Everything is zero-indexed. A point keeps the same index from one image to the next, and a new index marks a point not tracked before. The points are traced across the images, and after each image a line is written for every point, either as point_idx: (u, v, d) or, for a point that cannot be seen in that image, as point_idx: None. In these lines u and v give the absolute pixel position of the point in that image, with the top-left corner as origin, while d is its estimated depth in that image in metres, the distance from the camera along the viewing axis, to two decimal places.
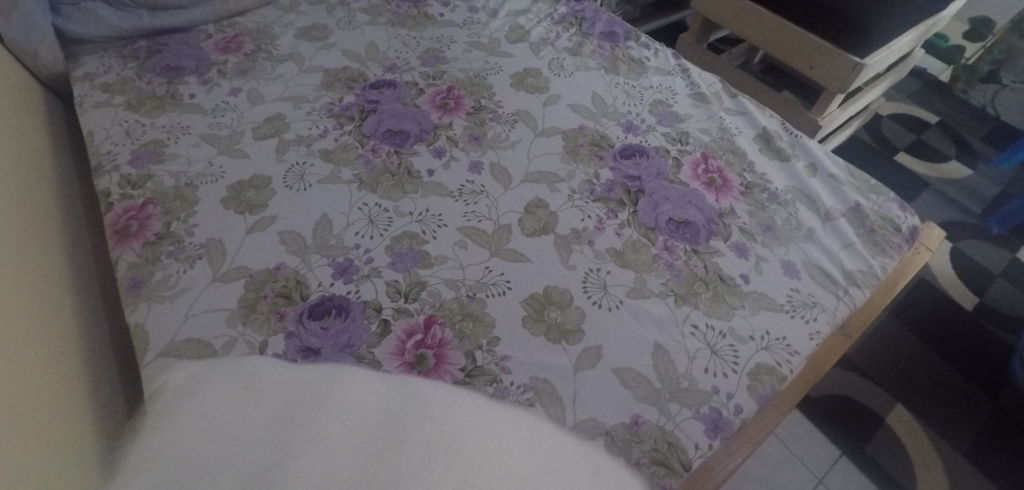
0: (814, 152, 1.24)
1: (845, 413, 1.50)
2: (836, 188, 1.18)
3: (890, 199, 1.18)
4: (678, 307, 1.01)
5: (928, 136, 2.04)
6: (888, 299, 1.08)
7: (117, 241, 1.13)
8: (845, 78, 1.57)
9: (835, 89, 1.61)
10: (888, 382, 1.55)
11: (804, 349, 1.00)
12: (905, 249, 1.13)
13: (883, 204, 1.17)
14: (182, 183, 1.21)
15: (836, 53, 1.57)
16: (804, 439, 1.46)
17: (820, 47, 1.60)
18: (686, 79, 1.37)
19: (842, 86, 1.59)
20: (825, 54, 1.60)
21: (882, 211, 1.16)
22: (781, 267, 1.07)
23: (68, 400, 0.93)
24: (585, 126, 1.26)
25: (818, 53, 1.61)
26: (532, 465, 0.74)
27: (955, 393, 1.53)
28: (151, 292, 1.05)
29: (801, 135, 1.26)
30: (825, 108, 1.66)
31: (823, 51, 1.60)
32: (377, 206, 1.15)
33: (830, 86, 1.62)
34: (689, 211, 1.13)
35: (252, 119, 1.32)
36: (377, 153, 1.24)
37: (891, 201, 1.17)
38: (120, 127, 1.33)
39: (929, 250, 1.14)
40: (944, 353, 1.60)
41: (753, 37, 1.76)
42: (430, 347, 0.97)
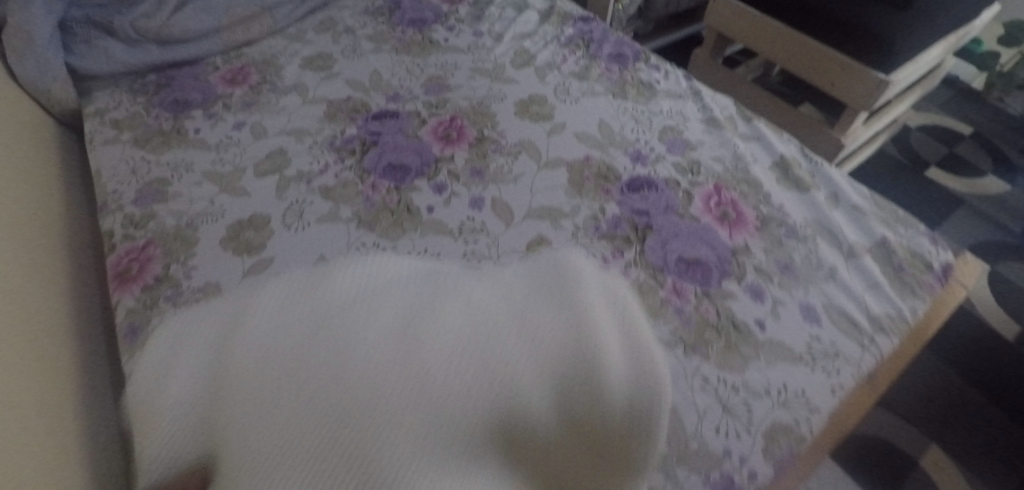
0: (837, 181, 1.20)
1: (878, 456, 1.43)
2: (862, 222, 1.15)
3: (920, 233, 1.15)
4: (686, 358, 0.98)
5: (961, 149, 2.01)
6: (920, 345, 1.06)
7: (117, 285, 1.10)
8: (868, 96, 1.51)
9: (858, 108, 1.55)
10: (921, 421, 1.49)
11: (825, 406, 0.95)
12: (938, 290, 1.09)
13: (913, 238, 1.14)
14: (183, 223, 1.18)
15: (857, 71, 1.51)
16: (830, 481, 1.39)
17: (840, 64, 1.54)
18: (699, 102, 1.34)
19: (865, 104, 1.53)
20: (845, 71, 1.54)
21: (911, 246, 1.13)
22: (800, 311, 1.03)
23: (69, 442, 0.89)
24: (591, 156, 1.23)
25: (840, 69, 1.54)
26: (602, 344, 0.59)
27: (989, 430, 1.48)
28: (149, 339, 1.03)
29: (822, 162, 1.24)
30: (849, 125, 1.59)
31: (845, 67, 1.53)
32: (375, 246, 1.12)
33: (853, 104, 1.56)
34: (701, 249, 1.10)
35: (255, 154, 1.30)
36: (377, 189, 1.21)
37: (920, 236, 1.14)
38: (126, 165, 1.31)
39: (964, 288, 1.12)
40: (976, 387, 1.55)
41: (770, 53, 1.70)
42: None
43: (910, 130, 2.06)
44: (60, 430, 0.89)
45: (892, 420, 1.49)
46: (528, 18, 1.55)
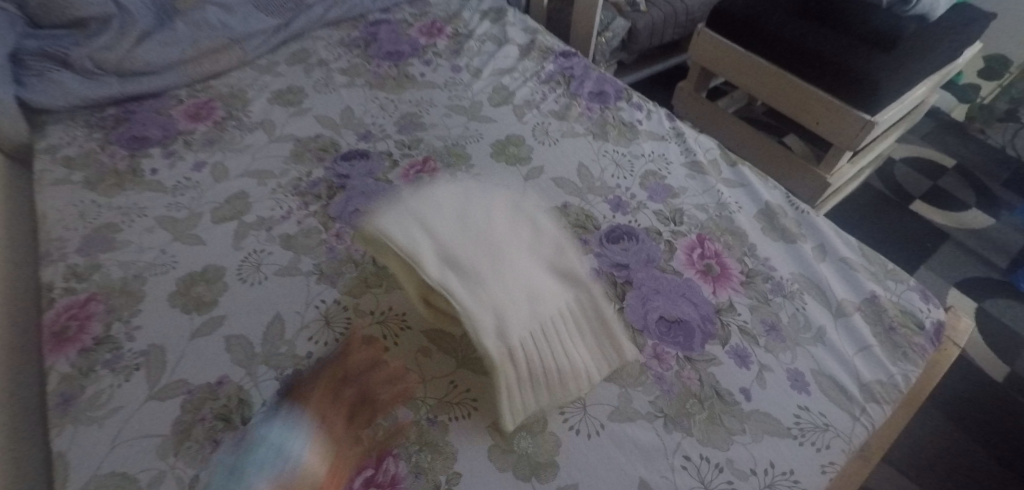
0: (823, 230, 1.12)
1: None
2: (851, 275, 1.06)
3: (911, 287, 1.05)
4: (668, 433, 0.90)
5: (944, 183, 1.84)
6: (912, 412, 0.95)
7: (51, 347, 1.01)
8: (855, 135, 1.44)
9: (844, 147, 1.48)
10: (928, 480, 1.31)
11: (814, 487, 0.87)
12: (931, 351, 0.99)
13: (903, 293, 1.04)
14: (130, 275, 1.09)
15: (843, 110, 1.44)
16: None
17: (826, 103, 1.47)
18: (681, 144, 1.27)
19: (852, 144, 1.46)
20: (831, 110, 1.47)
21: (902, 302, 1.03)
22: (787, 378, 0.95)
23: None
24: (569, 204, 1.15)
25: (825, 108, 1.48)
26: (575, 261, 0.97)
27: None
28: (81, 412, 0.94)
29: (807, 209, 1.15)
30: (834, 165, 1.53)
31: (830, 106, 1.47)
32: (335, 304, 1.04)
33: (839, 143, 1.49)
34: (683, 307, 1.01)
35: (213, 199, 1.20)
36: (342, 238, 1.13)
37: (912, 290, 1.05)
38: (74, 209, 1.19)
39: (959, 347, 1.00)
40: (990, 443, 1.36)
41: (753, 88, 1.64)
42: (381, 486, 0.86)
43: (893, 162, 1.89)
44: None
45: (896, 480, 1.32)
46: (509, 52, 1.48)
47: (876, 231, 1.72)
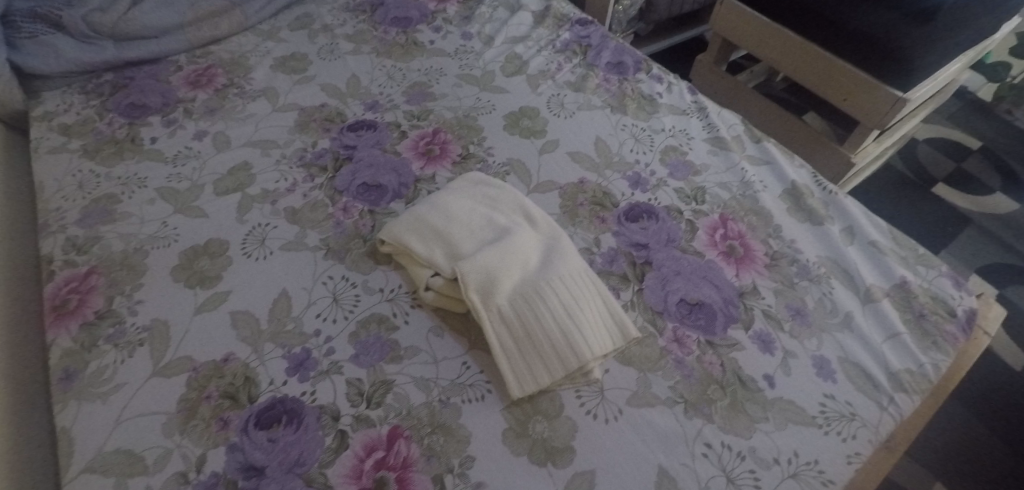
0: (851, 212, 1.09)
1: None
2: (879, 259, 1.04)
3: (942, 273, 1.03)
4: (688, 419, 0.87)
5: (970, 165, 1.79)
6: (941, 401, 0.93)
7: (52, 320, 0.98)
8: (884, 114, 1.40)
9: (871, 125, 1.44)
10: (943, 470, 1.29)
11: (840, 477, 0.85)
12: (962, 340, 0.97)
13: (934, 279, 1.02)
14: (131, 248, 1.05)
15: (873, 86, 1.40)
16: None
17: (855, 78, 1.43)
18: (704, 119, 1.22)
19: (880, 122, 1.42)
20: (860, 87, 1.43)
21: (932, 289, 1.01)
22: (812, 365, 0.92)
23: None
24: (585, 180, 1.11)
25: (854, 84, 1.44)
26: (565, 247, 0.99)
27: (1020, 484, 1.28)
28: (83, 387, 0.91)
29: (835, 190, 1.12)
30: (860, 143, 1.48)
31: (859, 82, 1.42)
32: (344, 280, 1.00)
33: (865, 121, 1.45)
34: (704, 289, 0.98)
35: (215, 169, 1.16)
36: (349, 212, 1.09)
37: (943, 276, 1.02)
38: (72, 179, 1.15)
39: (989, 336, 0.99)
40: (1008, 434, 1.33)
41: (775, 60, 1.59)
42: (392, 469, 0.84)
43: (917, 142, 1.85)
44: None
45: (911, 468, 1.29)
46: (522, 19, 1.42)
47: (893, 212, 1.68)
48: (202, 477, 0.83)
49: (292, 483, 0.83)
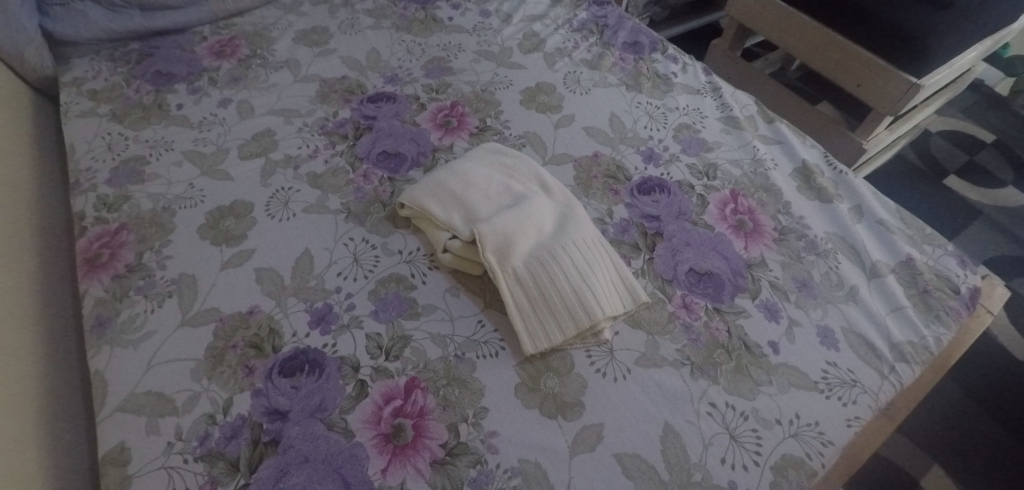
0: (861, 192, 1.12)
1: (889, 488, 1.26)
2: (886, 237, 1.07)
3: (948, 252, 1.06)
4: (694, 380, 0.91)
5: (982, 158, 1.82)
6: (941, 376, 0.96)
7: (85, 272, 1.02)
8: (897, 99, 1.43)
9: (884, 110, 1.46)
10: (940, 453, 1.30)
11: (839, 438, 0.88)
12: (965, 316, 0.99)
13: (940, 258, 1.05)
14: (159, 207, 1.08)
15: (889, 71, 1.42)
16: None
17: (869, 63, 1.45)
18: (717, 98, 1.25)
19: (893, 107, 1.44)
20: (875, 72, 1.45)
21: (938, 267, 1.04)
22: (816, 334, 0.96)
23: (34, 451, 0.85)
24: (600, 153, 1.14)
25: (869, 70, 1.46)
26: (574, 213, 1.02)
27: (1016, 470, 1.29)
28: (115, 334, 0.96)
29: (845, 170, 1.15)
30: (872, 129, 1.50)
31: (874, 68, 1.44)
32: (363, 242, 1.04)
33: (878, 106, 1.47)
34: (713, 260, 1.01)
35: (239, 135, 1.18)
36: (369, 179, 1.12)
37: (948, 255, 1.05)
38: (102, 141, 1.18)
39: (992, 314, 1.01)
40: (1005, 421, 1.35)
41: (790, 45, 1.61)
42: (409, 416, 0.89)
43: (930, 134, 1.87)
44: (24, 442, 0.85)
45: (909, 450, 1.31)
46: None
47: (901, 201, 1.71)
48: (229, 418, 0.89)
49: (314, 427, 0.88)
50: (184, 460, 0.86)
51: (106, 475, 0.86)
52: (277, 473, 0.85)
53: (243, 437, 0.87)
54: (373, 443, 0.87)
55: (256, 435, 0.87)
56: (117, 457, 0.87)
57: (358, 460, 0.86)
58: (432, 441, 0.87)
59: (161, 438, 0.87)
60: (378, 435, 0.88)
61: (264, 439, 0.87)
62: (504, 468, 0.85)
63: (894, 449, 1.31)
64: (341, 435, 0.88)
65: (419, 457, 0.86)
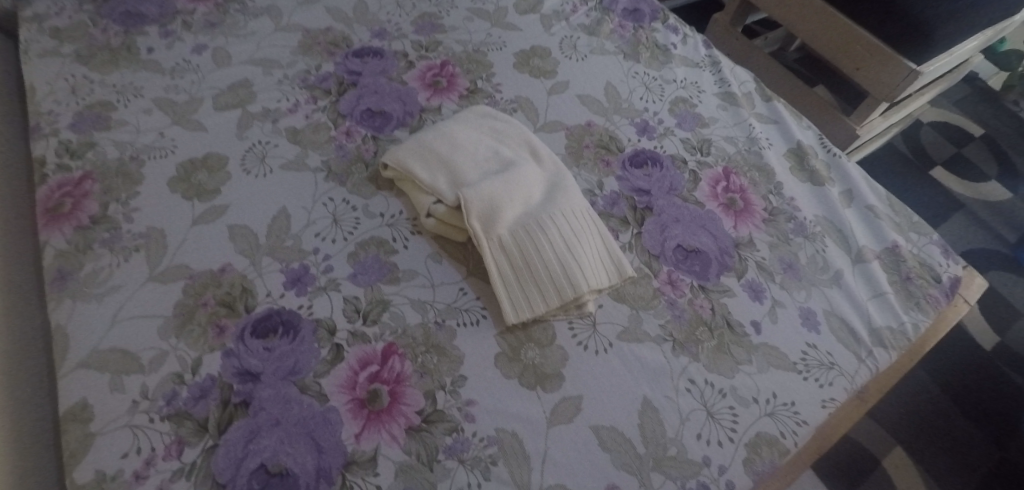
0: (852, 177, 1.13)
1: (853, 470, 1.30)
2: (873, 223, 1.08)
3: (933, 241, 1.07)
4: (675, 356, 0.91)
5: (969, 151, 1.85)
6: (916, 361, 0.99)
7: (45, 222, 0.97)
8: (896, 86, 1.44)
9: (881, 97, 1.47)
10: (902, 436, 1.35)
11: (813, 418, 0.90)
12: (944, 304, 1.02)
13: (924, 246, 1.07)
14: (127, 156, 1.03)
15: (890, 56, 1.42)
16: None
17: (871, 48, 1.45)
18: (716, 73, 1.24)
19: (891, 94, 1.45)
20: (876, 56, 1.45)
21: (921, 255, 1.06)
22: (798, 315, 0.96)
23: None
24: (592, 123, 1.12)
25: (870, 54, 1.46)
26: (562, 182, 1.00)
27: (974, 455, 1.34)
28: (78, 288, 0.92)
29: (838, 153, 1.16)
30: (867, 115, 1.51)
31: (876, 53, 1.45)
32: (344, 203, 1.01)
33: (876, 92, 1.48)
34: (701, 237, 1.01)
35: (214, 84, 1.13)
36: (352, 137, 1.08)
37: (933, 244, 1.07)
38: (65, 83, 1.10)
39: (968, 304, 1.03)
40: (967, 408, 1.39)
41: (791, 24, 1.61)
42: (386, 382, 0.87)
43: (921, 125, 1.89)
44: None
45: (873, 431, 1.35)
46: None
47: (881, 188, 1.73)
48: (198, 378, 0.86)
49: (287, 389, 0.86)
50: (150, 419, 0.83)
51: (68, 432, 0.83)
52: (248, 435, 0.83)
53: (213, 398, 0.85)
54: (348, 408, 0.85)
55: (227, 396, 0.85)
56: (79, 414, 0.83)
57: (332, 424, 0.84)
58: (408, 408, 0.86)
59: (126, 396, 0.84)
60: (353, 399, 0.86)
61: (234, 400, 0.85)
62: (480, 437, 0.84)
63: (862, 433, 1.35)
64: (315, 398, 0.86)
65: (395, 423, 0.85)
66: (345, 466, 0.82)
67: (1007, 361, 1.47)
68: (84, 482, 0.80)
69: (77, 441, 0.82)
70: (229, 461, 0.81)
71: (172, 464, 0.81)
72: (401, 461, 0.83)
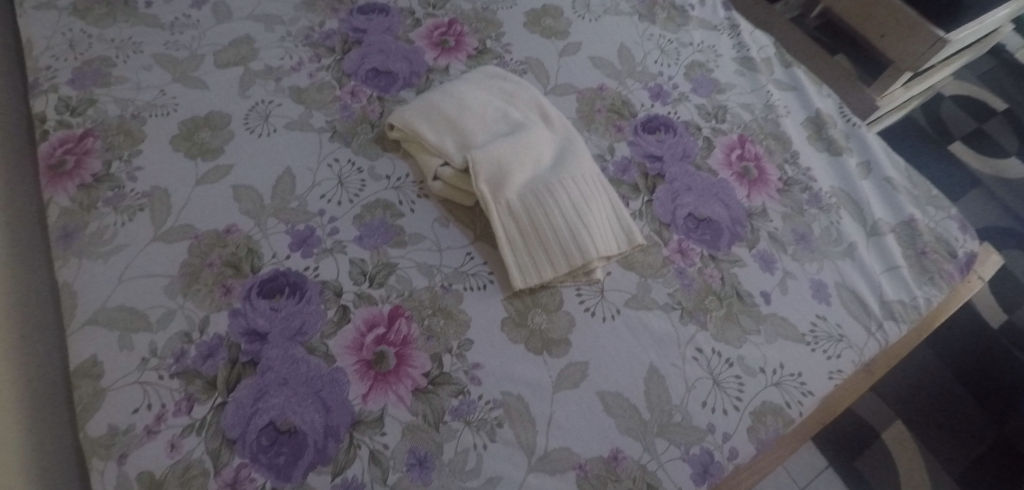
0: (871, 147, 1.12)
1: (854, 442, 1.32)
2: (890, 195, 1.07)
3: (950, 216, 1.07)
4: (683, 324, 0.91)
5: (990, 127, 1.82)
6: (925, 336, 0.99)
7: (48, 180, 0.96)
8: (919, 55, 1.37)
9: (904, 67, 1.40)
10: (900, 405, 1.37)
11: (819, 390, 0.91)
12: (958, 280, 1.01)
13: (941, 221, 1.06)
14: (128, 114, 1.01)
15: (917, 23, 1.35)
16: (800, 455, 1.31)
17: (897, 15, 1.38)
18: (734, 37, 1.21)
19: (913, 64, 1.38)
20: (902, 24, 1.38)
21: (938, 229, 1.05)
22: (809, 287, 0.96)
23: None
24: (605, 86, 1.10)
25: (896, 21, 1.39)
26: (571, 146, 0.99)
27: (974, 430, 1.36)
28: (84, 246, 0.91)
29: (858, 123, 1.14)
30: (888, 86, 1.46)
31: (902, 20, 1.38)
32: (350, 164, 1.00)
33: (899, 61, 1.41)
34: (713, 206, 1.00)
35: (216, 40, 1.10)
36: (357, 97, 1.06)
37: (950, 219, 1.06)
38: (62, 37, 1.08)
39: (982, 281, 1.03)
40: (970, 383, 1.41)
41: None
42: (392, 345, 0.87)
43: (942, 99, 1.85)
44: None
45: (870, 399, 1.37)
46: None
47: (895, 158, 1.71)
48: (205, 337, 0.86)
49: (294, 350, 0.86)
50: (159, 376, 0.84)
51: (79, 388, 0.83)
52: (256, 394, 0.83)
53: (221, 357, 0.85)
54: (355, 369, 0.86)
55: (235, 356, 0.85)
56: (89, 370, 0.84)
57: (339, 385, 0.85)
58: (415, 370, 0.86)
59: (135, 354, 0.85)
60: (360, 361, 0.86)
61: (242, 359, 0.85)
62: (487, 400, 0.85)
63: (866, 407, 1.36)
64: (322, 359, 0.86)
65: (403, 385, 0.85)
66: (353, 426, 0.83)
67: (1011, 339, 1.47)
68: (96, 436, 0.81)
69: (87, 397, 0.83)
70: (238, 419, 0.82)
71: (182, 420, 0.82)
72: (408, 422, 0.83)
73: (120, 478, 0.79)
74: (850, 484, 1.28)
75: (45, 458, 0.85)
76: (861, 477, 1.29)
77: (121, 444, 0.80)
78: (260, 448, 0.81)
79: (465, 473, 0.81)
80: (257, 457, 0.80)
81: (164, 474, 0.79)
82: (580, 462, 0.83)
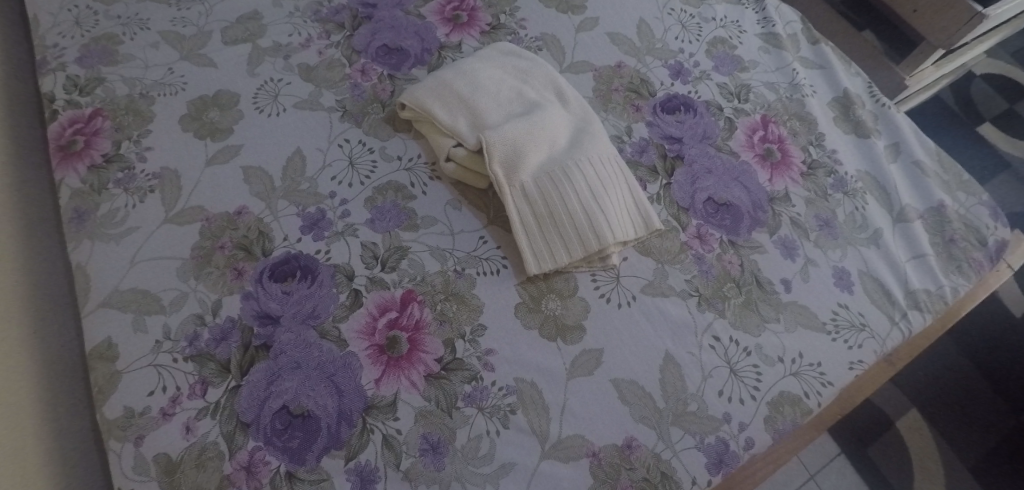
0: (900, 130, 1.08)
1: (865, 430, 1.31)
2: (919, 180, 1.03)
3: (981, 202, 1.03)
4: (700, 312, 0.89)
5: None
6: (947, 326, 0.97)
7: (59, 161, 0.95)
8: (955, 31, 1.25)
9: (936, 44, 1.28)
10: (912, 392, 1.35)
11: (839, 380, 0.89)
12: (987, 269, 0.98)
13: (973, 207, 1.02)
14: (136, 93, 1.00)
15: None
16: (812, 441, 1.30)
17: None
18: (759, 12, 1.17)
19: (946, 41, 1.26)
20: None
21: (969, 216, 1.01)
22: (832, 275, 0.94)
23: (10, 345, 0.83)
24: (623, 64, 1.06)
25: None
26: (585, 127, 0.95)
27: (988, 418, 1.33)
28: (96, 228, 0.91)
29: (887, 103, 1.10)
30: (919, 64, 1.34)
31: None
32: (360, 145, 0.98)
33: (931, 38, 1.29)
34: (733, 190, 0.97)
35: (223, 17, 1.07)
36: (367, 75, 1.04)
37: (981, 205, 1.02)
38: (69, 14, 1.06)
39: (1011, 269, 1.00)
40: (990, 373, 1.38)
41: None
42: (404, 330, 0.87)
43: (972, 77, 1.77)
44: None
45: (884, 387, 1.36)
46: None
47: None
48: (218, 320, 0.86)
49: (306, 334, 0.86)
50: (173, 359, 0.84)
51: (94, 370, 0.83)
52: (269, 379, 0.83)
53: (233, 340, 0.85)
54: (367, 354, 0.85)
55: (247, 339, 0.85)
56: (105, 352, 0.84)
57: (352, 370, 0.84)
58: (427, 355, 0.85)
59: (149, 337, 0.85)
60: (372, 346, 0.86)
61: (255, 343, 0.85)
62: (499, 387, 0.84)
63: (882, 396, 1.35)
64: (334, 344, 0.85)
65: (414, 371, 0.84)
66: (365, 410, 0.82)
67: None
68: (113, 417, 0.81)
69: (102, 382, 0.83)
70: (251, 403, 0.82)
71: (196, 403, 0.82)
72: (421, 407, 0.83)
73: (137, 460, 0.80)
74: (861, 472, 1.28)
75: (62, 439, 0.85)
76: (872, 465, 1.28)
77: (138, 426, 0.81)
78: (274, 432, 0.81)
79: (478, 459, 0.81)
80: (271, 440, 0.80)
81: (180, 456, 0.80)
82: (593, 450, 0.82)
